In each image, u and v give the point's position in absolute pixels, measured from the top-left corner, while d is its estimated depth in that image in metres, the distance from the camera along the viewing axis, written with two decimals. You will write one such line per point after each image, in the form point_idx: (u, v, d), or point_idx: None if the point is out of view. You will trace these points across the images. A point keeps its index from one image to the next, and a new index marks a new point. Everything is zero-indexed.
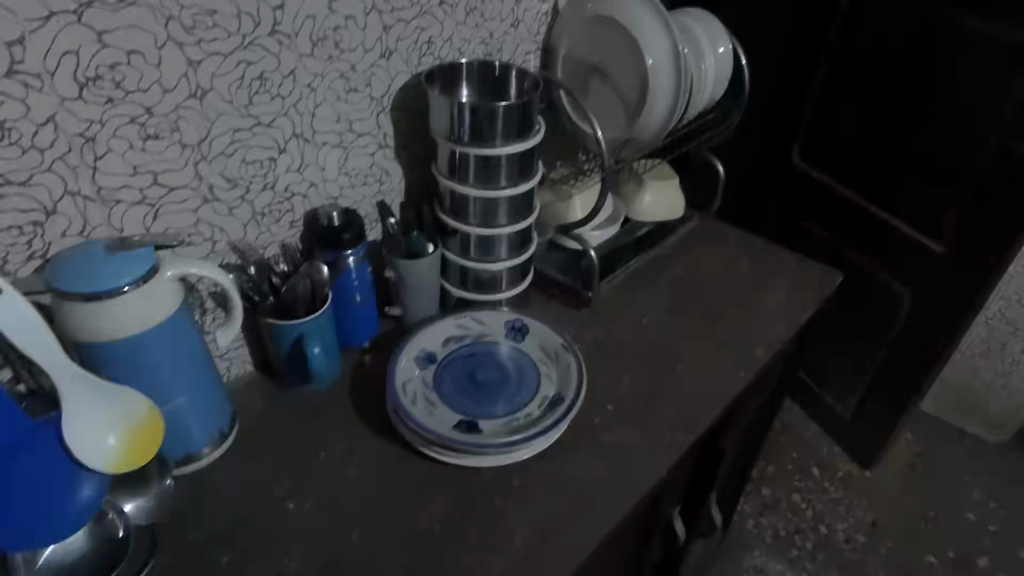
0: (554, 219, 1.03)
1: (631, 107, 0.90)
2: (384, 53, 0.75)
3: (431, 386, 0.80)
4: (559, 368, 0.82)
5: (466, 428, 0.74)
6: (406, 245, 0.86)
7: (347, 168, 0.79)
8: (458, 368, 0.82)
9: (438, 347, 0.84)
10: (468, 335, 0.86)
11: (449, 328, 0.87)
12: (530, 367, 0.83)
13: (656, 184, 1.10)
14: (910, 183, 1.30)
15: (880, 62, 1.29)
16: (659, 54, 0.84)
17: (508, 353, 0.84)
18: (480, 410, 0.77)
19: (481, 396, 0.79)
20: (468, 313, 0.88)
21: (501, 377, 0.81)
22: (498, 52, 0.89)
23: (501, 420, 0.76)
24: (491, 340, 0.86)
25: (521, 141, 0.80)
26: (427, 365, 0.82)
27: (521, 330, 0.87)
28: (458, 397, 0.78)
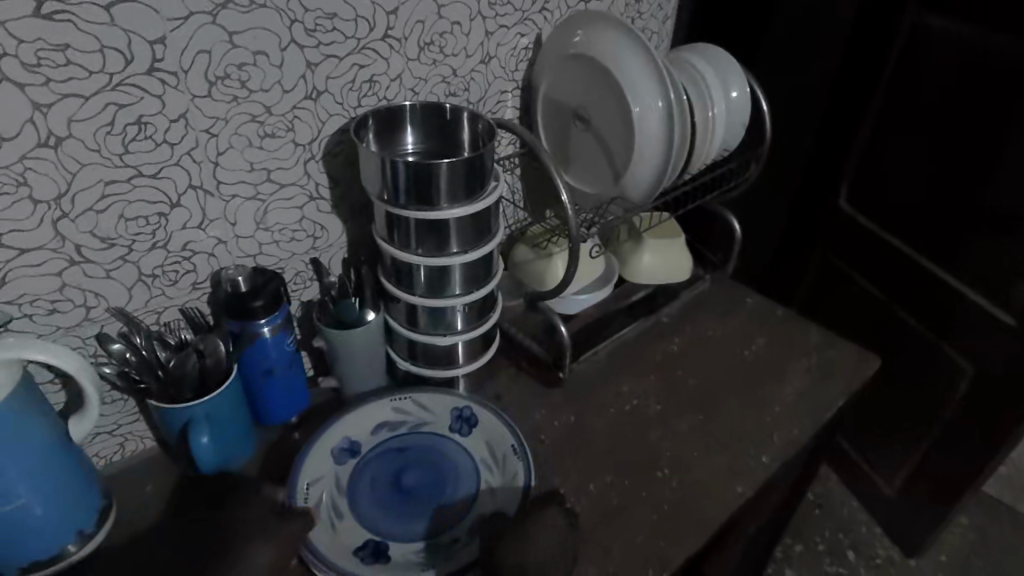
0: (530, 280, 0.90)
1: (615, 161, 0.76)
2: (310, 93, 0.64)
3: (345, 488, 0.68)
4: (505, 477, 0.68)
5: (369, 554, 0.62)
6: (335, 312, 0.74)
7: (267, 223, 0.68)
8: (382, 466, 0.70)
9: (365, 436, 0.72)
10: (404, 423, 0.73)
11: (383, 411, 0.74)
12: (470, 470, 0.70)
13: (657, 242, 0.95)
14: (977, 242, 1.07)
15: (946, 106, 1.04)
16: (648, 101, 0.69)
17: (447, 449, 0.71)
18: (396, 530, 0.65)
19: (402, 508, 0.67)
20: (410, 396, 0.75)
21: (431, 483, 0.69)
22: (463, 92, 0.76)
23: (415, 544, 0.63)
24: (430, 431, 0.73)
25: (470, 203, 0.67)
26: (346, 460, 0.70)
27: (469, 422, 0.73)
28: (372, 507, 0.67)
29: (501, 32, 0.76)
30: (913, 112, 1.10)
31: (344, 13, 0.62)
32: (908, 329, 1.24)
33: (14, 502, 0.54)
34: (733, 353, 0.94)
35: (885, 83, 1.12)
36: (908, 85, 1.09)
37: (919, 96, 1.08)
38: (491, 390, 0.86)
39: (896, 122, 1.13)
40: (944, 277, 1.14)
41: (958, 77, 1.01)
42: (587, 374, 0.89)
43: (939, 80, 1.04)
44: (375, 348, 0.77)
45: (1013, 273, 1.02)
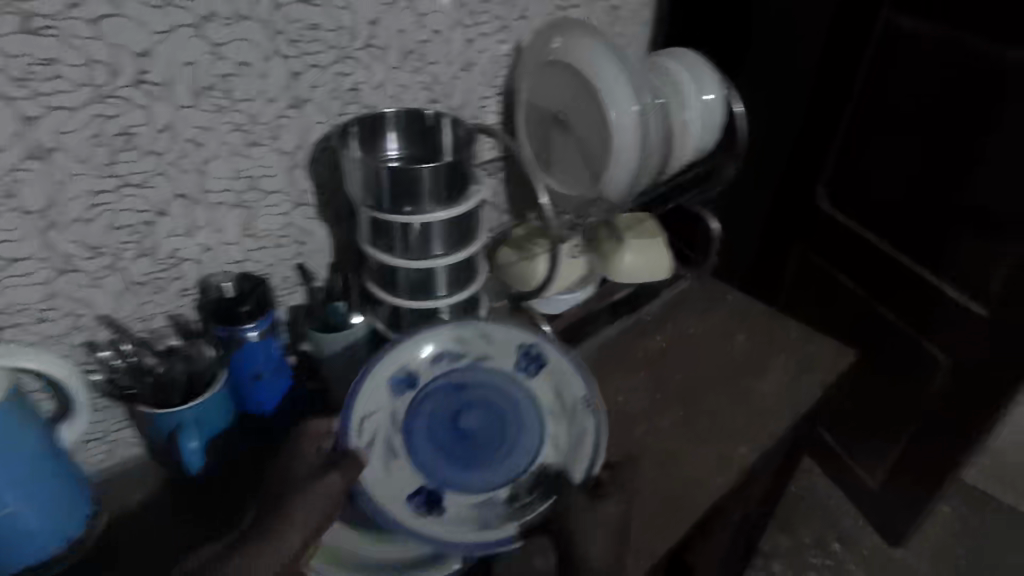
0: (514, 282, 0.91)
1: (595, 164, 0.78)
2: (293, 102, 0.65)
3: (402, 425, 0.68)
4: (573, 432, 0.68)
5: (423, 502, 0.63)
6: (323, 315, 0.75)
7: (252, 231, 0.70)
8: (439, 402, 0.70)
9: (424, 368, 0.71)
10: (463, 355, 0.72)
11: (442, 340, 0.72)
12: (534, 420, 0.69)
13: (638, 242, 0.97)
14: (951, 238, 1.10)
15: (920, 105, 1.07)
16: (623, 106, 0.71)
17: (512, 390, 0.71)
18: (451, 475, 0.65)
19: (458, 451, 0.67)
20: (474, 326, 0.73)
21: (492, 426, 0.68)
22: (445, 98, 0.78)
23: (474, 493, 0.65)
24: (493, 366, 0.72)
25: (452, 206, 0.68)
26: (403, 394, 0.69)
27: (535, 360, 0.72)
28: (431, 446, 0.67)
29: (481, 40, 0.78)
30: (889, 109, 1.12)
31: (326, 24, 0.63)
32: (888, 322, 1.27)
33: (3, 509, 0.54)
34: (716, 348, 0.96)
35: (859, 83, 1.15)
36: (883, 83, 1.12)
37: (895, 95, 1.10)
38: None
39: (873, 119, 1.15)
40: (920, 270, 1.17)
41: (932, 75, 1.04)
42: None
43: (913, 79, 1.07)
44: (363, 352, 0.78)
45: (987, 266, 1.05)
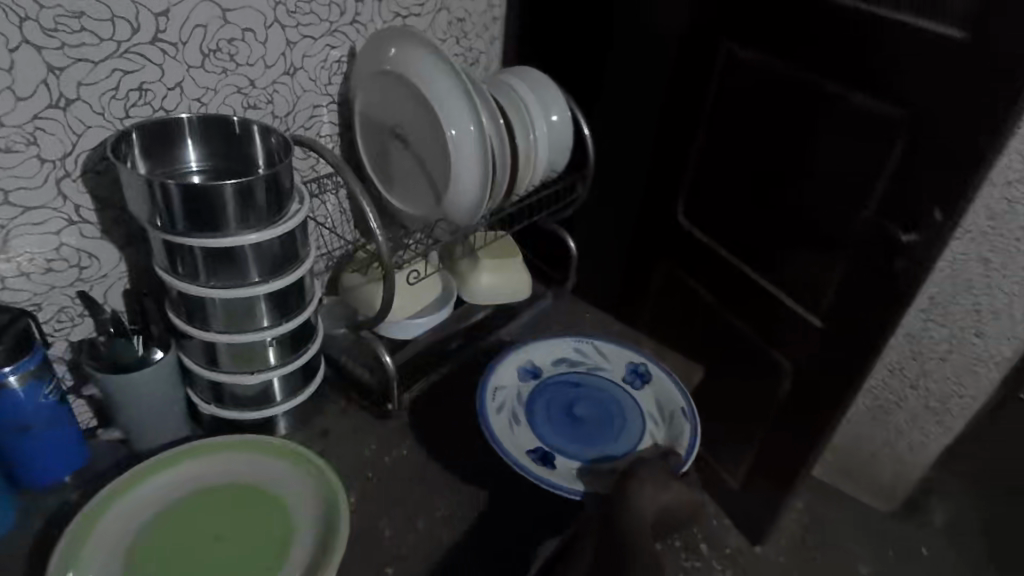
0: (360, 307, 0.83)
1: (436, 181, 0.73)
2: (56, 102, 0.56)
3: (522, 401, 0.83)
4: (671, 431, 0.79)
5: (536, 458, 0.75)
6: (112, 353, 0.64)
7: (7, 252, 0.58)
8: (554, 392, 0.85)
9: (545, 366, 0.88)
10: (580, 362, 0.89)
11: (566, 347, 0.90)
12: (640, 420, 0.82)
13: (495, 261, 0.94)
14: (786, 263, 1.05)
15: (756, 127, 1.02)
16: (461, 124, 0.68)
17: (620, 395, 0.85)
18: (558, 445, 0.78)
19: (577, 433, 0.80)
20: (591, 342, 0.91)
21: (601, 417, 0.82)
22: (266, 104, 0.70)
23: (576, 462, 0.76)
24: (603, 369, 0.88)
25: (267, 226, 0.60)
26: (527, 379, 0.86)
27: (643, 376, 0.87)
28: (550, 421, 0.81)
29: (306, 43, 0.71)
30: (728, 130, 1.07)
31: (94, 13, 0.55)
32: (735, 342, 1.20)
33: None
34: None
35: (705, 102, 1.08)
36: (724, 101, 1.05)
37: (735, 116, 1.05)
38: (317, 425, 0.79)
39: (717, 138, 1.09)
40: (758, 296, 1.11)
41: (757, 88, 1.00)
42: (422, 402, 0.84)
43: (751, 100, 1.02)
44: (168, 389, 0.68)
45: (818, 279, 0.99)
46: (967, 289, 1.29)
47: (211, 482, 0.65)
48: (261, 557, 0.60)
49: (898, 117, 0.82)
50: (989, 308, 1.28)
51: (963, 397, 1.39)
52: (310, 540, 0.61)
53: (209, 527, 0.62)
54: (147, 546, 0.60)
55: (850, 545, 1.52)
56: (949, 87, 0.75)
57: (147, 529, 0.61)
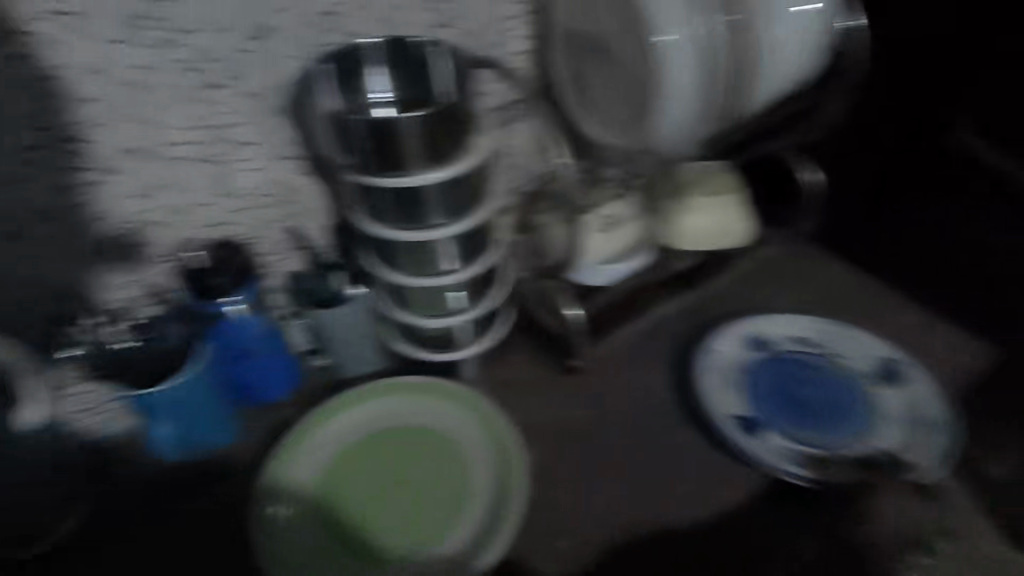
0: (550, 246, 0.74)
1: (642, 102, 0.60)
2: (255, 32, 0.54)
3: (744, 366, 0.72)
4: (909, 441, 0.65)
5: (745, 428, 0.66)
6: (314, 288, 0.66)
7: (229, 188, 0.61)
8: (784, 366, 0.72)
9: (780, 338, 0.74)
10: (821, 343, 0.74)
11: (809, 326, 0.75)
12: (874, 419, 0.67)
13: (709, 199, 0.77)
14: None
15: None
16: (679, 26, 0.56)
17: (860, 386, 0.70)
18: (772, 419, 0.67)
19: (801, 414, 0.68)
20: (839, 325, 0.75)
21: (832, 403, 0.68)
22: (460, 18, 0.62)
23: (790, 441, 0.66)
24: (846, 357, 0.72)
25: (447, 164, 0.55)
26: (756, 348, 0.73)
27: (896, 375, 0.70)
28: (766, 391, 0.70)
29: None
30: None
31: None
32: None
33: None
34: None
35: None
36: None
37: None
38: (500, 372, 0.76)
39: None
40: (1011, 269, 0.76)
41: None
42: (612, 360, 0.76)
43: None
44: (364, 327, 0.69)
45: None
46: None
47: (390, 422, 0.67)
48: (438, 507, 0.61)
49: None
50: None
51: None
52: (485, 500, 0.61)
53: (389, 470, 0.64)
54: (338, 476, 0.63)
55: None
56: None
57: (338, 460, 0.64)
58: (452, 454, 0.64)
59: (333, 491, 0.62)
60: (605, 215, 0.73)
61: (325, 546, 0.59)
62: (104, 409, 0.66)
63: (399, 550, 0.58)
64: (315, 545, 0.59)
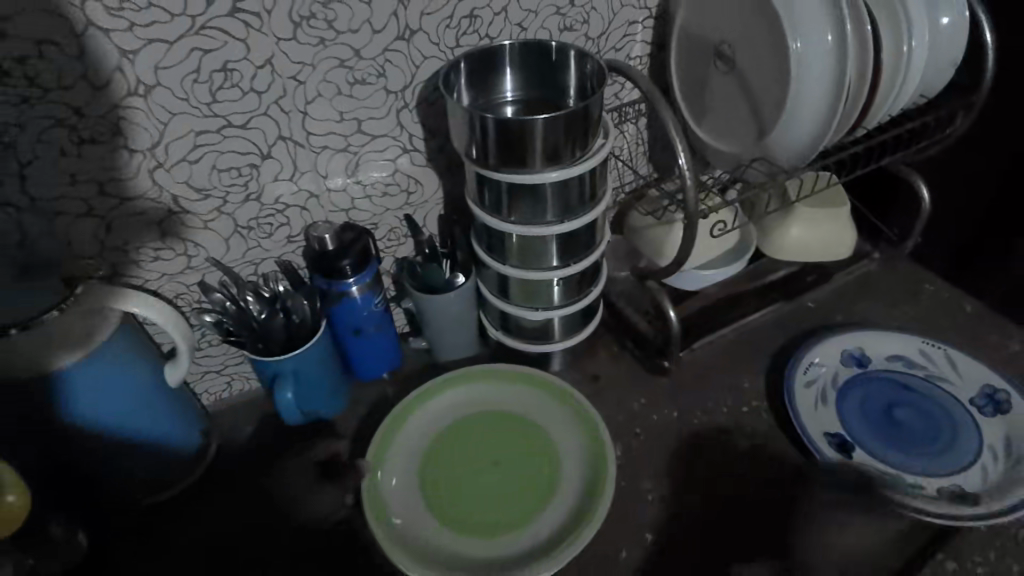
0: (645, 249, 0.76)
1: (763, 111, 0.62)
2: (402, 33, 0.59)
3: (838, 383, 0.72)
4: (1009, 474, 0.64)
5: (837, 445, 0.67)
6: (426, 275, 0.71)
7: (359, 176, 0.65)
8: (880, 387, 0.72)
9: (876, 357, 0.74)
10: (920, 366, 0.73)
11: (907, 347, 0.74)
12: (972, 450, 0.66)
13: (810, 211, 0.76)
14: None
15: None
16: (814, 36, 0.56)
17: (961, 415, 0.68)
18: (864, 439, 0.68)
19: (895, 436, 0.68)
20: (940, 348, 0.73)
21: (928, 430, 0.68)
22: (582, 24, 0.66)
23: (882, 464, 0.66)
24: (947, 383, 0.71)
25: (571, 163, 0.57)
26: (852, 365, 0.73)
27: (1000, 405, 0.68)
28: (860, 411, 0.70)
29: None
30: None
31: None
32: None
33: (142, 415, 0.58)
34: None
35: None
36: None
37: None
38: (589, 367, 0.78)
39: None
40: None
41: None
42: (703, 364, 0.77)
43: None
44: (467, 314, 0.73)
45: None
46: None
47: (487, 407, 0.70)
48: (532, 495, 0.63)
49: None
50: None
51: None
52: (577, 493, 0.63)
53: (486, 453, 0.66)
54: (439, 449, 0.67)
55: None
56: None
57: (440, 435, 0.68)
58: (546, 445, 0.66)
59: (435, 463, 0.66)
60: (716, 221, 0.74)
61: (426, 518, 0.62)
62: (224, 375, 0.72)
63: (495, 530, 0.61)
64: (418, 516, 0.62)
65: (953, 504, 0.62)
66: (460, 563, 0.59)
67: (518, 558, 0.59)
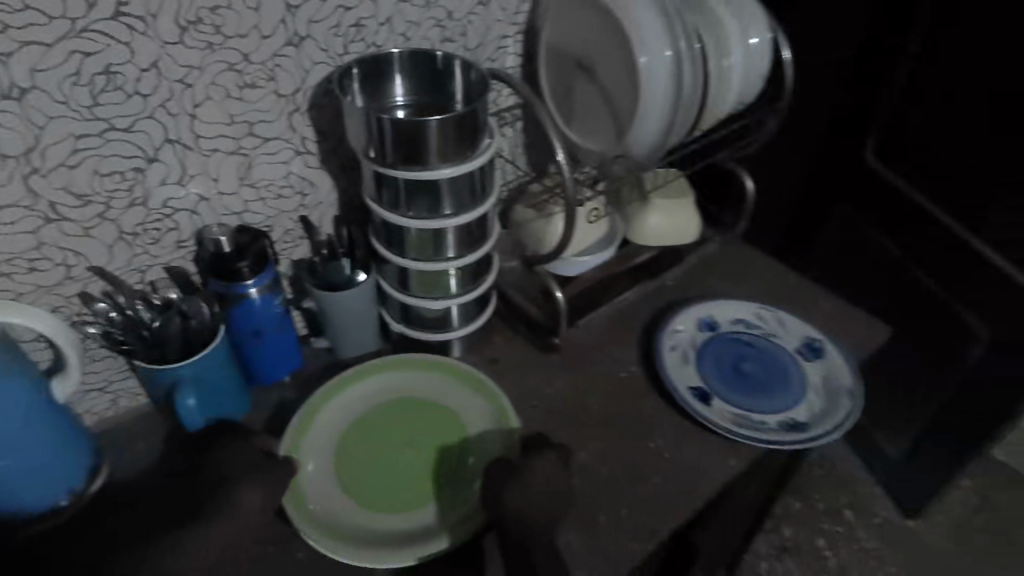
0: (529, 240, 0.84)
1: (620, 114, 0.72)
2: (291, 39, 0.61)
3: (696, 346, 0.85)
4: (827, 404, 0.79)
5: (699, 396, 0.79)
6: (327, 274, 0.73)
7: (251, 179, 0.66)
8: (729, 345, 0.85)
9: (725, 321, 0.88)
10: (759, 326, 0.87)
11: (748, 311, 0.89)
12: (800, 389, 0.81)
13: (664, 202, 0.89)
14: (1002, 218, 0.91)
15: (993, 64, 0.87)
16: (656, 52, 0.66)
17: (790, 363, 0.83)
18: (719, 389, 0.81)
19: (742, 384, 0.82)
20: (772, 310, 0.89)
21: (767, 377, 0.82)
22: (460, 36, 0.73)
23: (733, 408, 0.79)
24: (779, 338, 0.86)
25: (463, 160, 0.63)
26: (706, 330, 0.87)
27: (819, 352, 0.84)
28: (715, 368, 0.83)
29: None
30: (958, 56, 0.91)
31: None
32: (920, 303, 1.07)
33: (20, 433, 0.53)
34: None
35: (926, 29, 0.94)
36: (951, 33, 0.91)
37: (961, 44, 0.90)
38: (487, 352, 0.84)
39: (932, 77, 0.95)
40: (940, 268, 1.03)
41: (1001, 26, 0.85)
42: (586, 340, 0.86)
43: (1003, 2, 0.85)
44: (369, 311, 0.75)
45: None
46: None
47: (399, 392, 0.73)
48: (445, 470, 0.67)
49: None
50: None
51: None
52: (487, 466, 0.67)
53: (401, 436, 0.69)
54: (356, 436, 0.69)
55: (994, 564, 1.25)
56: None
57: (355, 423, 0.70)
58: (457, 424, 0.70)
59: (352, 449, 0.68)
60: (593, 209, 0.84)
61: (345, 502, 0.64)
62: (109, 393, 0.68)
63: (412, 505, 0.64)
64: (337, 500, 0.64)
65: (787, 433, 0.76)
66: (378, 538, 0.61)
67: (434, 528, 0.62)
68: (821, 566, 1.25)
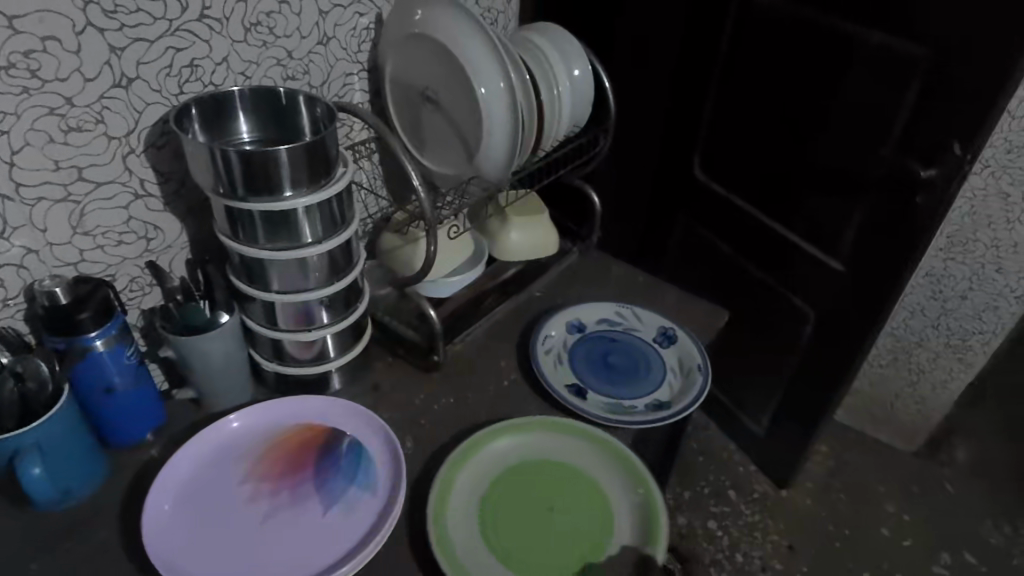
0: (400, 266, 0.87)
1: (468, 140, 0.78)
2: (119, 81, 0.60)
3: (567, 348, 0.92)
4: (685, 382, 0.87)
5: (574, 392, 0.85)
6: (184, 320, 0.69)
7: (86, 226, 0.63)
8: (596, 343, 0.93)
9: (590, 322, 0.95)
10: (620, 323, 0.96)
11: (609, 311, 0.97)
12: (661, 373, 0.89)
13: (522, 219, 0.96)
14: (806, 211, 1.08)
15: (774, 81, 1.04)
16: (491, 83, 0.72)
17: (649, 351, 0.92)
18: (593, 383, 0.87)
19: (610, 376, 0.89)
20: (630, 307, 0.97)
21: (632, 366, 0.90)
22: (303, 74, 0.75)
23: (606, 398, 0.86)
24: (638, 331, 0.94)
25: (317, 188, 0.64)
26: (574, 332, 0.94)
27: (672, 338, 0.93)
28: (585, 366, 0.90)
29: (337, 12, 0.75)
30: (749, 80, 1.08)
31: None
32: (751, 291, 1.25)
33: None
34: None
35: (721, 58, 1.10)
36: (741, 62, 1.08)
37: (748, 67, 1.07)
38: (370, 380, 0.84)
39: (733, 95, 1.12)
40: (765, 258, 1.19)
41: (782, 51, 1.01)
42: (466, 354, 0.89)
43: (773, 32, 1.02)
44: (236, 355, 0.72)
45: (835, 221, 1.03)
46: (986, 225, 1.25)
47: (580, 448, 0.73)
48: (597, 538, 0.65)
49: (920, 56, 0.83)
50: (1008, 242, 1.24)
51: (939, 336, 1.42)
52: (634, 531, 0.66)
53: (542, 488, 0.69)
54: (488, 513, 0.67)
55: (860, 518, 1.41)
56: (967, 11, 0.77)
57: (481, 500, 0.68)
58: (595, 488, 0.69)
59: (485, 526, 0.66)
60: (453, 226, 0.90)
61: (487, 560, 0.63)
62: None
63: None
64: None
65: (653, 412, 0.83)
66: None
67: None
68: (717, 547, 1.33)
